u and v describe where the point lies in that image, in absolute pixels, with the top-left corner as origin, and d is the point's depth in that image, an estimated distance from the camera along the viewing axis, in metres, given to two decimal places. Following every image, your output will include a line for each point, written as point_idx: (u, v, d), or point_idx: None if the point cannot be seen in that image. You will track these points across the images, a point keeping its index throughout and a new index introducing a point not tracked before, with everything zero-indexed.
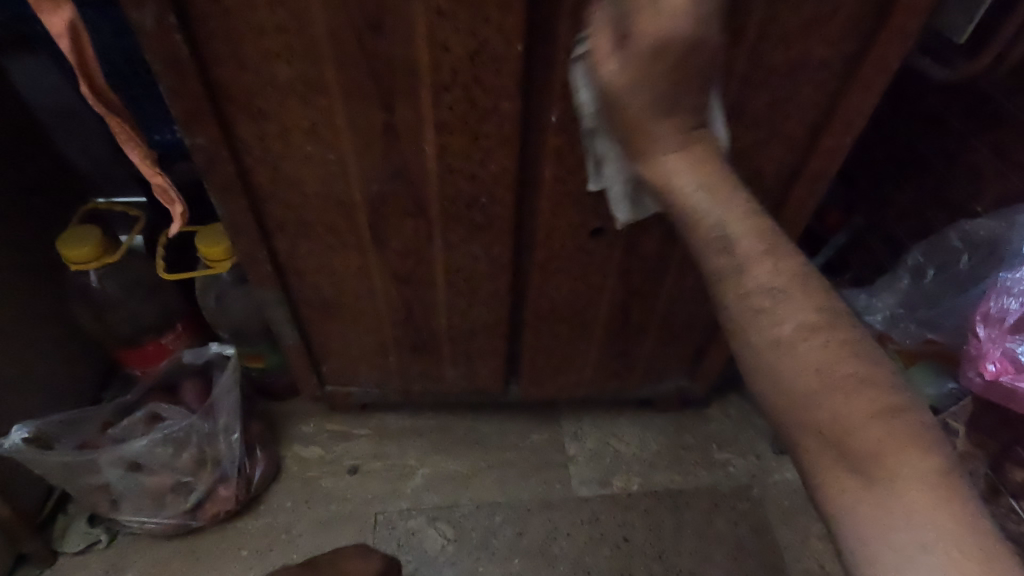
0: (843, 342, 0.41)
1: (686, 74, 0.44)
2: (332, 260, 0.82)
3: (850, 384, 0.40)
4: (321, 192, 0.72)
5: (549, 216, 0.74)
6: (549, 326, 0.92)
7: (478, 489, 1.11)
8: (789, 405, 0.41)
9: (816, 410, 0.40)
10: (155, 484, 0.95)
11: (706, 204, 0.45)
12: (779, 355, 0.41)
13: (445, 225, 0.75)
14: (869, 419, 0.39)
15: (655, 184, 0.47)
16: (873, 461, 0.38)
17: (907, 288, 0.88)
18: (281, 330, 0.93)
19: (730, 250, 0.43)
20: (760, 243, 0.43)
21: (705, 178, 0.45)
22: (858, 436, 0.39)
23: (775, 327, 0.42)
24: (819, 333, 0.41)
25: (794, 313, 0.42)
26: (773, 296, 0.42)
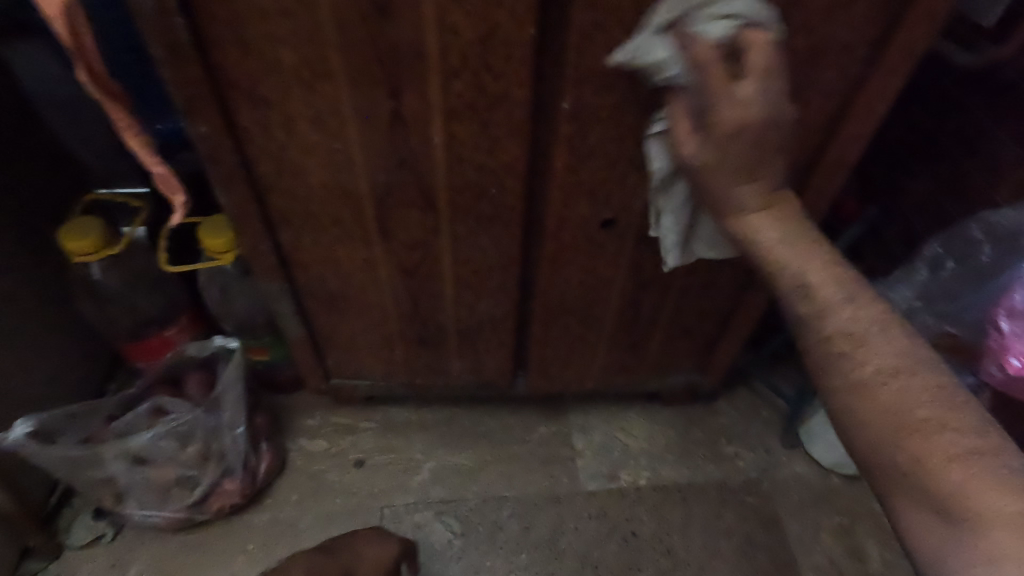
0: (926, 388, 0.44)
1: (763, 153, 0.49)
2: (337, 253, 0.80)
3: (926, 427, 0.42)
4: (327, 183, 0.70)
5: (560, 208, 0.72)
6: (558, 319, 0.91)
7: (484, 483, 1.10)
8: (868, 447, 0.45)
9: (900, 446, 0.43)
10: (160, 478, 0.95)
11: (790, 257, 0.51)
12: (855, 396, 0.46)
13: (453, 216, 0.73)
14: (956, 458, 0.40)
15: (742, 237, 0.53)
16: (958, 496, 0.39)
17: (924, 282, 0.85)
18: (286, 323, 0.92)
19: (810, 300, 0.49)
20: (840, 292, 0.49)
21: (790, 236, 0.51)
22: (936, 476, 0.41)
23: (854, 367, 0.46)
24: (900, 376, 0.45)
25: (881, 354, 0.46)
26: (856, 340, 0.47)
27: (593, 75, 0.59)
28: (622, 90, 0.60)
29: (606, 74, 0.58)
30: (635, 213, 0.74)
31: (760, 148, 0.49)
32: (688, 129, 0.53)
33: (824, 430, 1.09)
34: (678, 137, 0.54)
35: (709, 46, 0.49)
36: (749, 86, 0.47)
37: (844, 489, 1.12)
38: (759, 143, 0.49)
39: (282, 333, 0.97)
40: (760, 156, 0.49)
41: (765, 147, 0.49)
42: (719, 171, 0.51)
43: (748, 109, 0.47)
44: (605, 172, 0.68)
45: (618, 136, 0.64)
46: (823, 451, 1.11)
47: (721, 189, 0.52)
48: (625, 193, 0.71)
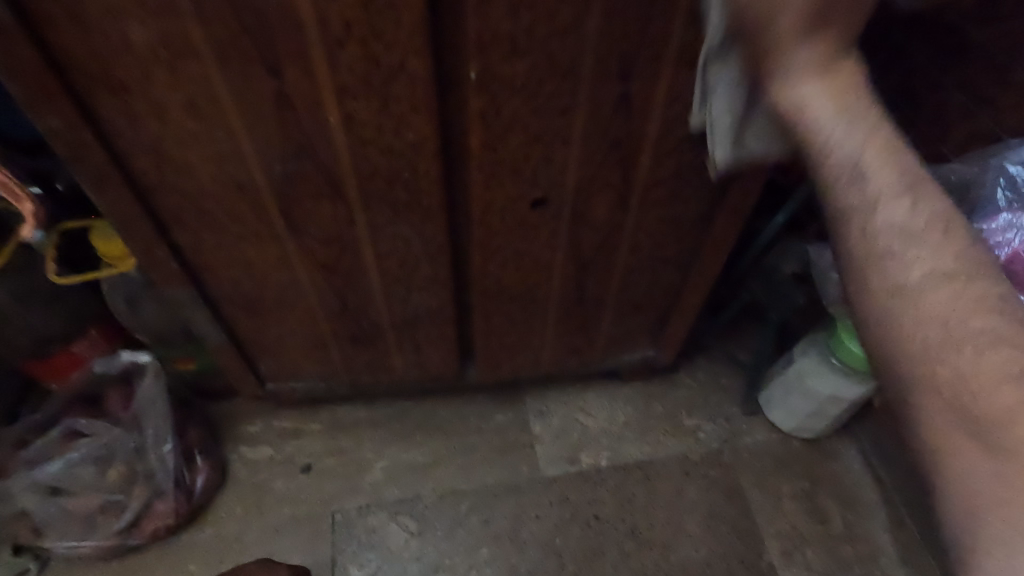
0: (970, 301, 0.37)
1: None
2: (246, 252, 0.72)
3: (980, 340, 0.36)
4: (218, 177, 0.62)
5: (483, 189, 0.66)
6: (499, 305, 0.85)
7: (440, 479, 1.06)
8: (907, 358, 0.37)
9: (932, 365, 0.36)
10: (81, 506, 0.88)
11: (843, 135, 0.41)
12: (904, 300, 0.38)
13: (367, 204, 0.66)
14: (994, 380, 0.35)
15: (790, 110, 0.42)
16: (1003, 418, 0.34)
17: None
18: (204, 331, 0.84)
19: (865, 183, 0.40)
20: (898, 181, 0.40)
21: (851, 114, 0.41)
22: (993, 402, 0.34)
23: (903, 270, 0.38)
24: (942, 285, 0.38)
25: (931, 259, 0.38)
26: (911, 233, 0.39)
27: (499, 39, 0.52)
28: (534, 54, 0.53)
29: (513, 37, 0.52)
30: (566, 189, 0.68)
31: None
32: None
33: (784, 396, 1.08)
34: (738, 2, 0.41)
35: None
36: None
37: (805, 453, 1.11)
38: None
39: (203, 341, 0.89)
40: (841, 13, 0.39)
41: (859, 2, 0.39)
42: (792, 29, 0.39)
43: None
44: (528, 147, 0.62)
45: (537, 107, 0.58)
46: (783, 417, 1.10)
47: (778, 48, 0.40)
48: (553, 167, 0.65)
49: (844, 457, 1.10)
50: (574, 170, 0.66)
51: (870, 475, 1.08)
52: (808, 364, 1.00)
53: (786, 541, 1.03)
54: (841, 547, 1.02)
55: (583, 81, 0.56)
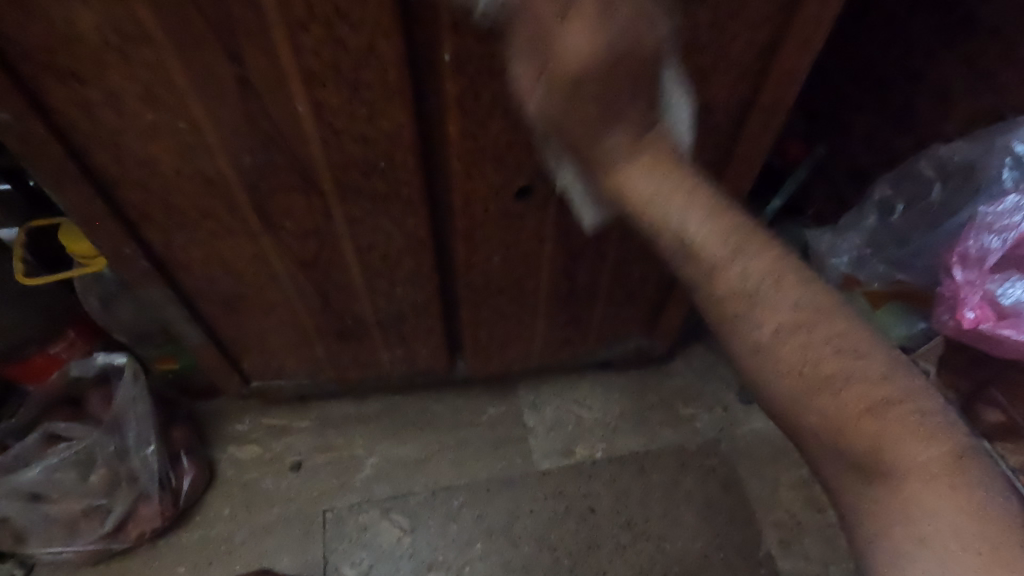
0: (831, 339, 0.38)
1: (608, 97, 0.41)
2: (220, 249, 0.70)
3: (833, 378, 0.37)
4: (183, 171, 0.59)
5: (464, 179, 0.62)
6: (487, 299, 0.82)
7: (432, 474, 1.04)
8: (783, 403, 0.39)
9: (810, 405, 0.38)
10: (63, 512, 0.87)
11: (672, 208, 0.41)
12: (770, 355, 0.39)
13: (344, 197, 0.63)
14: (866, 414, 0.37)
15: (616, 192, 0.43)
16: (860, 445, 0.36)
17: (868, 228, 0.81)
18: (182, 330, 0.81)
19: (707, 254, 0.40)
20: (730, 231, 0.40)
21: (663, 181, 0.42)
22: (856, 432, 0.37)
23: (758, 331, 0.39)
24: (802, 332, 0.39)
25: (780, 308, 0.39)
26: (767, 296, 0.39)
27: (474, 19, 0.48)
28: None
29: None
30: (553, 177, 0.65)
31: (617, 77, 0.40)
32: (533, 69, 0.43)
33: None
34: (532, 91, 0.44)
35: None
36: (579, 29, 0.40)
37: None
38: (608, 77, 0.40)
39: (182, 341, 0.86)
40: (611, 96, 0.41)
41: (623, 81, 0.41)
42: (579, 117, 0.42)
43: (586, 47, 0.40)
44: (511, 134, 0.59)
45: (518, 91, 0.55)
46: None
47: (584, 128, 0.42)
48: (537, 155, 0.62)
49: None
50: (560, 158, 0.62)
51: None
52: None
53: (784, 530, 1.01)
54: (841, 536, 1.01)
55: None
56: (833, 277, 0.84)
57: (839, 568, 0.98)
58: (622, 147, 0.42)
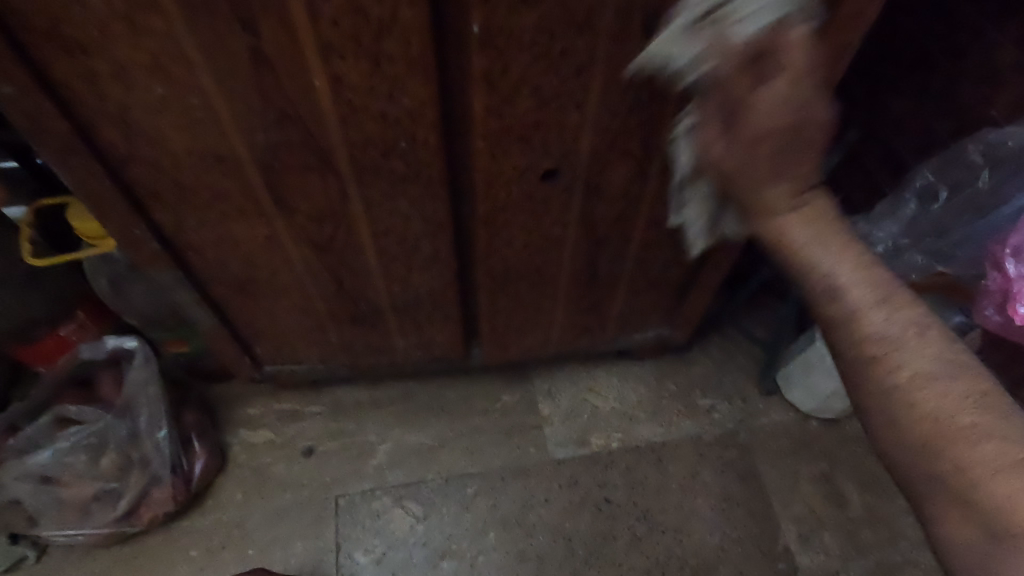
0: (965, 398, 0.38)
1: (787, 157, 0.42)
2: (232, 231, 0.67)
3: (958, 429, 0.37)
4: (194, 149, 0.56)
5: (487, 160, 0.59)
6: (506, 285, 0.80)
7: (446, 462, 1.03)
8: (904, 448, 0.39)
9: (934, 456, 0.38)
10: (74, 495, 0.86)
11: (832, 255, 0.43)
12: (893, 397, 0.40)
13: (361, 178, 0.60)
14: (990, 473, 0.35)
15: (771, 238, 0.45)
16: (981, 499, 0.35)
17: (910, 215, 0.78)
18: (192, 313, 0.80)
19: (851, 299, 0.42)
20: (873, 286, 0.42)
21: (821, 237, 0.43)
22: (979, 485, 0.36)
23: (884, 373, 0.40)
24: (933, 389, 0.39)
25: (913, 361, 0.40)
26: (904, 342, 0.40)
27: None
28: (545, 3, 0.46)
29: None
30: (580, 158, 0.61)
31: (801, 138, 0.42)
32: (711, 125, 0.44)
33: (805, 374, 1.02)
34: (704, 138, 0.45)
35: (737, 44, 0.41)
36: (776, 86, 0.41)
37: (823, 433, 1.06)
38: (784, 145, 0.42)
39: (192, 325, 0.84)
40: (790, 153, 0.42)
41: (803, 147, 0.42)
42: (755, 168, 0.43)
43: (783, 100, 0.40)
44: (538, 112, 0.55)
45: (548, 66, 0.51)
46: (801, 398, 1.05)
47: (757, 176, 0.43)
48: (565, 135, 0.58)
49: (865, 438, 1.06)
50: (588, 138, 0.59)
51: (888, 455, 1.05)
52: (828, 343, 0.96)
53: (803, 525, 0.99)
54: (861, 531, 0.99)
55: (601, 36, 0.50)
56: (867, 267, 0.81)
57: (859, 564, 0.96)
58: (787, 198, 0.44)
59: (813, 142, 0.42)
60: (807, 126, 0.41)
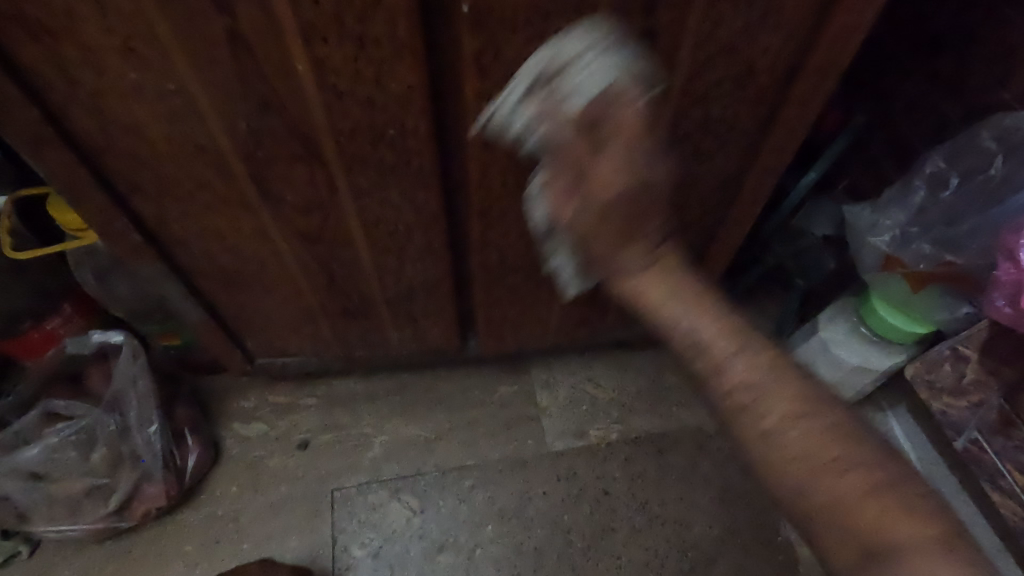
0: (825, 427, 0.39)
1: (635, 217, 0.45)
2: (217, 223, 0.65)
3: (828, 459, 0.38)
4: (173, 139, 0.54)
5: (480, 149, 0.57)
6: (502, 277, 0.78)
7: (442, 455, 1.01)
8: (784, 487, 0.38)
9: (814, 492, 0.37)
10: (65, 492, 0.84)
11: (683, 313, 0.44)
12: (763, 441, 0.39)
13: (349, 168, 0.58)
14: (858, 496, 0.36)
15: (632, 300, 0.46)
16: (859, 526, 0.36)
17: (919, 204, 0.77)
18: (180, 307, 0.78)
19: (710, 348, 0.43)
20: (735, 339, 0.43)
21: (677, 296, 0.45)
22: (851, 513, 0.36)
23: (751, 416, 0.40)
24: (798, 423, 0.39)
25: (776, 397, 0.40)
26: (760, 384, 0.41)
27: None
28: None
29: None
30: None
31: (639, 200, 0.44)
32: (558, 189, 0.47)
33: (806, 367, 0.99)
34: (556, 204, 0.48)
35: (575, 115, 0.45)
36: (614, 151, 0.44)
37: None
38: (637, 207, 0.45)
39: (182, 320, 0.83)
40: (641, 217, 0.45)
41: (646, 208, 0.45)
42: (594, 230, 0.46)
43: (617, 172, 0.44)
44: None
45: (543, 50, 0.49)
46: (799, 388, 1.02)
47: (609, 245, 0.46)
48: None
49: None
50: None
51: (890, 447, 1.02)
52: (833, 335, 0.93)
53: None
54: None
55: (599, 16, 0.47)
56: (871, 256, 0.81)
57: None
58: (639, 260, 0.46)
59: (654, 202, 0.45)
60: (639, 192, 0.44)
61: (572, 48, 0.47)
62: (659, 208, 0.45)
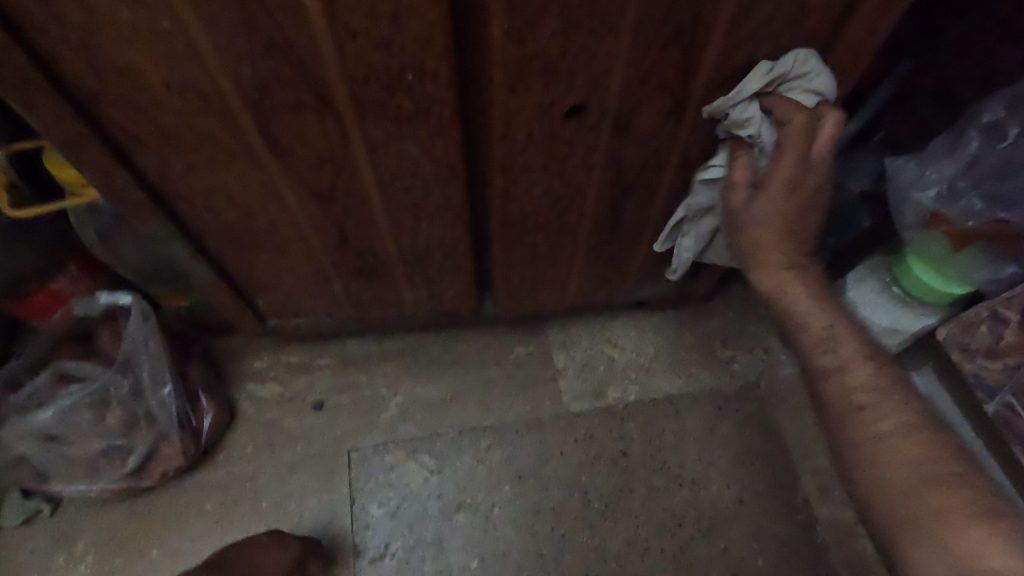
0: (941, 446, 0.51)
1: (802, 219, 0.57)
2: (223, 178, 0.61)
3: (935, 474, 0.49)
4: (173, 85, 0.50)
5: (506, 96, 0.52)
6: (523, 236, 0.74)
7: (458, 416, 1.01)
8: (879, 468, 0.51)
9: (910, 491, 0.49)
10: (81, 452, 0.84)
11: (819, 313, 0.59)
12: (868, 435, 0.53)
13: (362, 116, 0.53)
14: (953, 507, 0.47)
15: (773, 291, 0.60)
16: (942, 517, 0.47)
17: (972, 155, 0.74)
18: (189, 266, 0.75)
19: (854, 367, 0.56)
20: (862, 348, 0.57)
21: (809, 293, 0.59)
22: (940, 510, 0.47)
23: (868, 419, 0.53)
24: (907, 435, 0.52)
25: (894, 415, 0.53)
26: (879, 391, 0.54)
27: None
28: None
29: None
30: (611, 93, 0.54)
31: (804, 199, 0.56)
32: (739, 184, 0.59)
33: None
34: (731, 195, 0.60)
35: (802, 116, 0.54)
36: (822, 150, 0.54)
37: None
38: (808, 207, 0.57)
39: (190, 281, 0.80)
40: (800, 216, 0.57)
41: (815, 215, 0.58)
42: (759, 232, 0.58)
43: (803, 169, 0.55)
44: (565, 37, 0.48)
45: None
46: None
47: (766, 242, 0.58)
48: (595, 64, 0.51)
49: None
50: (620, 69, 0.52)
51: None
52: (862, 296, 0.90)
53: (822, 477, 0.97)
54: None
55: None
56: (914, 214, 0.78)
57: None
58: (785, 261, 0.59)
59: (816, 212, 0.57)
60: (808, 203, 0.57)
61: (801, 68, 0.54)
62: (815, 207, 0.57)
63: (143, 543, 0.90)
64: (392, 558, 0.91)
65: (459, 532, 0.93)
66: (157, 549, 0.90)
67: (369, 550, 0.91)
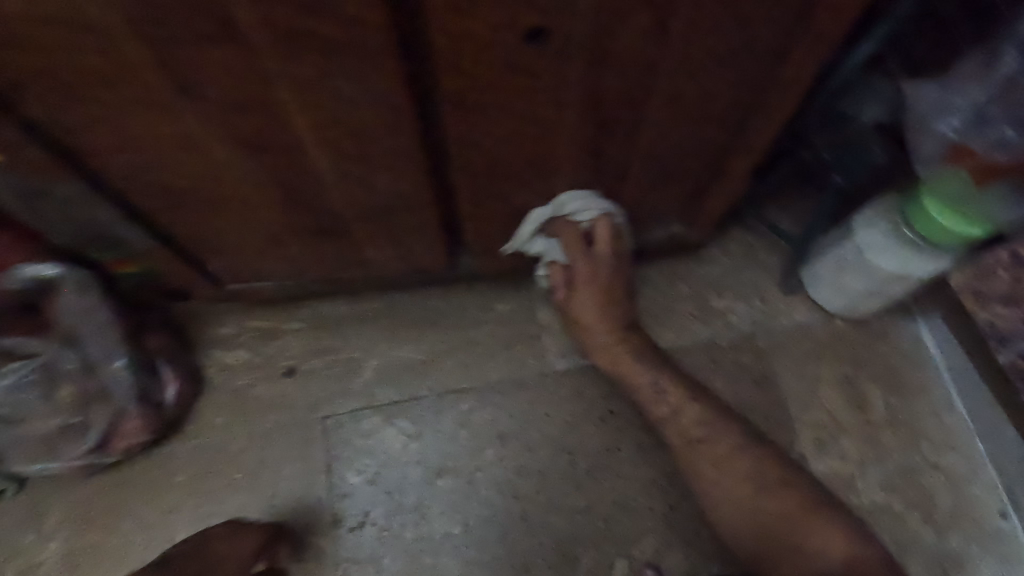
0: (753, 460, 0.82)
1: (610, 297, 0.89)
2: (132, 127, 0.52)
3: (756, 474, 0.80)
4: (33, 14, 0.40)
5: (448, 15, 0.43)
6: (491, 185, 0.66)
7: (438, 377, 0.95)
8: (739, 509, 0.80)
9: (772, 526, 0.76)
10: (37, 431, 0.80)
11: (639, 370, 0.89)
12: (729, 497, 0.80)
13: (278, 47, 0.44)
14: (784, 510, 0.77)
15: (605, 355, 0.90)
16: (773, 520, 0.77)
17: (1008, 77, 0.66)
18: (121, 229, 0.67)
19: (715, 495, 0.82)
20: (678, 391, 0.87)
21: (638, 362, 0.88)
22: (772, 514, 0.77)
23: (709, 456, 0.83)
24: (740, 468, 0.81)
25: (732, 472, 0.81)
26: (709, 429, 0.84)
27: None
28: None
29: None
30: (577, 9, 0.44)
31: (604, 284, 0.87)
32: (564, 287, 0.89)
33: (836, 272, 0.90)
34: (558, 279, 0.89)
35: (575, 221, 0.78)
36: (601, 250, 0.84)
37: (851, 333, 0.97)
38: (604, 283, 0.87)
39: (127, 247, 0.72)
40: (608, 296, 0.88)
41: (614, 289, 0.89)
42: (587, 304, 0.89)
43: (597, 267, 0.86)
44: None
45: None
46: (829, 295, 0.94)
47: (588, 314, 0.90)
48: None
49: (895, 337, 0.97)
50: None
51: (921, 356, 0.96)
52: (871, 239, 0.82)
53: (820, 430, 0.93)
54: (882, 434, 0.93)
55: None
56: (934, 146, 0.72)
57: (877, 468, 0.91)
58: (607, 330, 0.90)
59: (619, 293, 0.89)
60: (611, 287, 0.88)
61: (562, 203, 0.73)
62: (617, 287, 0.89)
63: (115, 518, 0.87)
64: (373, 526, 0.88)
65: (442, 498, 0.89)
66: (130, 524, 0.87)
67: (348, 519, 0.88)
